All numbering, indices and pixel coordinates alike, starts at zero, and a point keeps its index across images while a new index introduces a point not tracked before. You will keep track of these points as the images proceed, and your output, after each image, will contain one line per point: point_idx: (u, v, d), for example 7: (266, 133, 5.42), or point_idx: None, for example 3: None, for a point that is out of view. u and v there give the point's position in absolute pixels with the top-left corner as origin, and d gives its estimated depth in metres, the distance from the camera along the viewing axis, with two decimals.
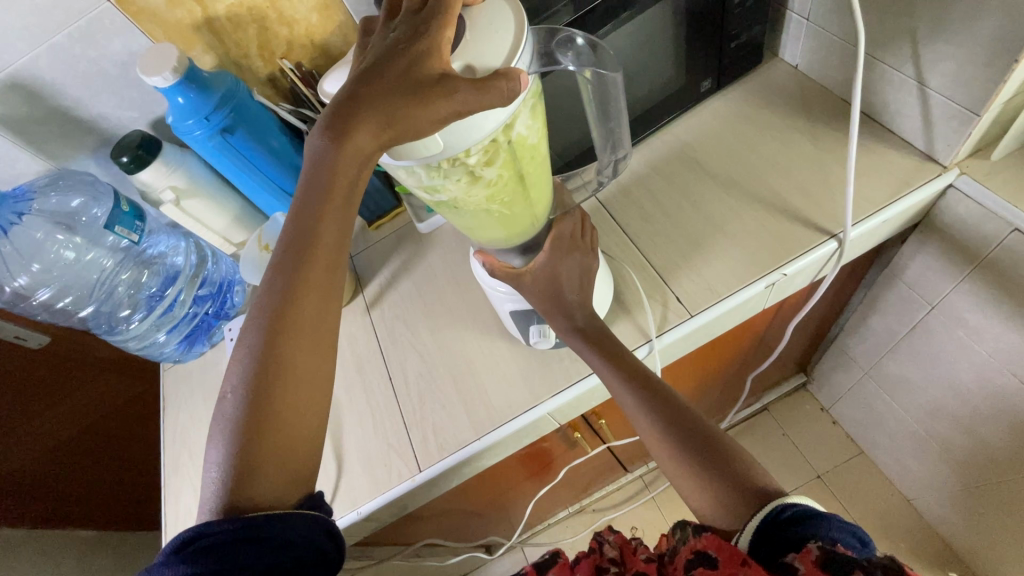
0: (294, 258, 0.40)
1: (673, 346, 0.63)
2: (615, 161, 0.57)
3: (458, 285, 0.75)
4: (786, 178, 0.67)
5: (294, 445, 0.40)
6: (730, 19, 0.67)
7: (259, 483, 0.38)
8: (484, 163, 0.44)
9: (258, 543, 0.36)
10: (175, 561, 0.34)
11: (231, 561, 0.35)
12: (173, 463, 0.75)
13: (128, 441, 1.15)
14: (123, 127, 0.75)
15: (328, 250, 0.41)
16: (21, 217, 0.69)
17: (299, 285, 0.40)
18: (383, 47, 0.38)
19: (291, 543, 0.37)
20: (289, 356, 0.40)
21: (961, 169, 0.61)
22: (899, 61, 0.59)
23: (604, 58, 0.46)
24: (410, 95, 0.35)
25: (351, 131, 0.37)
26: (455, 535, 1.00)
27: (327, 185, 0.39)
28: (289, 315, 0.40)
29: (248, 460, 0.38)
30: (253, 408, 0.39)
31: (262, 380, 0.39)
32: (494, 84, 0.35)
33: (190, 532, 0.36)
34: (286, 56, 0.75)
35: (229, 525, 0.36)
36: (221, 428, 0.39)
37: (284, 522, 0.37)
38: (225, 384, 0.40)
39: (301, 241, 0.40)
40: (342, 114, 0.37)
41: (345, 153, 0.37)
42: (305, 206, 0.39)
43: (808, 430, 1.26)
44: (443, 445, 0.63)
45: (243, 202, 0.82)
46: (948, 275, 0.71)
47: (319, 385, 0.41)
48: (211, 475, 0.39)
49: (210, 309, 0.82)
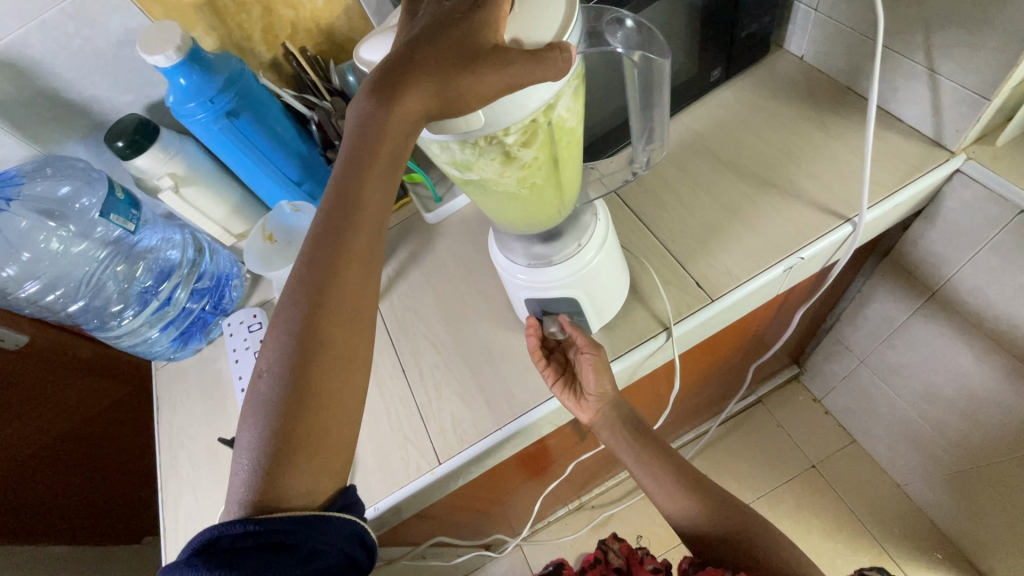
0: (331, 234, 0.35)
1: (693, 332, 0.62)
2: (650, 151, 0.54)
3: (471, 276, 0.74)
4: (799, 164, 0.68)
5: (333, 432, 0.36)
6: (742, 9, 0.68)
7: (292, 477, 0.34)
8: (521, 144, 0.39)
9: (285, 550, 0.33)
10: (199, 564, 0.31)
11: (256, 569, 0.32)
12: (169, 465, 0.71)
13: (101, 447, 1.11)
14: (116, 112, 0.71)
15: (370, 222, 0.35)
16: (8, 204, 0.65)
17: (340, 259, 0.35)
18: (436, 12, 0.33)
19: (319, 551, 0.34)
20: (330, 334, 0.35)
21: (967, 155, 0.63)
22: (909, 49, 0.60)
23: (650, 38, 0.44)
24: (467, 63, 0.31)
25: (399, 94, 0.32)
26: (461, 533, 0.98)
27: (370, 151, 0.33)
28: (330, 290, 0.35)
29: (282, 450, 0.34)
30: (289, 388, 0.35)
31: (302, 358, 0.35)
32: (548, 55, 0.31)
33: (212, 533, 0.32)
34: (290, 40, 0.73)
35: (255, 528, 0.32)
36: (254, 409, 0.35)
37: (313, 528, 0.34)
38: (260, 362, 0.36)
39: (341, 209, 0.35)
40: (388, 76, 0.32)
41: (393, 117, 0.32)
42: (347, 171, 0.34)
43: (803, 420, 1.28)
44: (462, 436, 0.62)
45: (242, 191, 0.79)
46: (949, 262, 0.73)
47: (357, 368, 0.37)
48: (242, 464, 0.35)
49: (206, 305, 0.78)
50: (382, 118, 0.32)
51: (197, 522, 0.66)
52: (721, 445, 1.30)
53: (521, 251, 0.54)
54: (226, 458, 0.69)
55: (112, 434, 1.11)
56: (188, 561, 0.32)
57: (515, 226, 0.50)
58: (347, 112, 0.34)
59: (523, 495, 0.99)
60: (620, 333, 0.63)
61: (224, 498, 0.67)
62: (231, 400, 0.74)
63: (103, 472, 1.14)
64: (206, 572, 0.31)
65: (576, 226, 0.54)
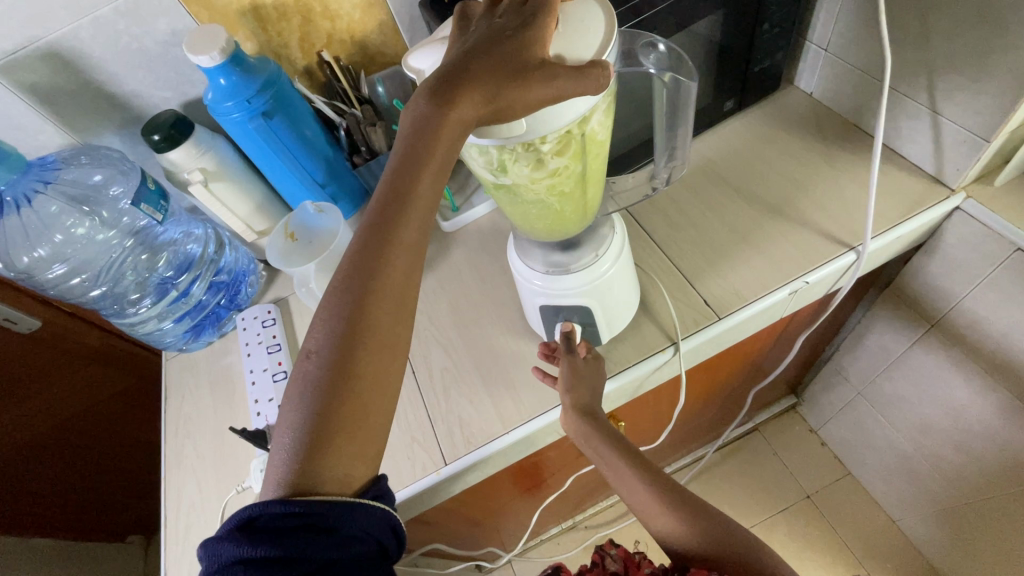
0: (382, 227, 0.37)
1: (698, 349, 0.64)
2: (671, 169, 0.57)
3: (484, 284, 0.76)
4: (806, 194, 0.71)
5: (371, 418, 0.37)
6: (758, 45, 0.72)
7: (330, 459, 0.35)
8: (555, 153, 0.41)
9: (321, 534, 0.34)
10: (241, 541, 0.33)
11: (293, 551, 0.32)
12: (174, 455, 0.71)
13: (94, 443, 1.11)
14: (154, 107, 0.74)
15: (420, 216, 0.38)
16: (46, 186, 0.67)
17: (391, 249, 0.37)
18: (487, 28, 0.36)
19: (353, 537, 0.35)
20: (377, 318, 0.37)
21: (967, 193, 0.66)
22: (914, 91, 0.64)
23: (682, 65, 0.48)
24: (518, 74, 0.34)
25: (455, 100, 0.34)
26: (456, 544, 0.98)
27: (425, 150, 0.35)
28: (380, 277, 0.37)
29: (324, 431, 0.36)
30: (333, 367, 0.36)
31: (350, 339, 0.36)
32: (590, 71, 0.33)
33: (252, 511, 0.34)
34: (325, 49, 0.77)
35: (294, 510, 0.33)
36: (299, 387, 0.37)
37: (347, 514, 0.35)
38: (308, 343, 0.37)
39: (395, 203, 0.37)
40: (445, 84, 0.34)
41: (450, 120, 0.34)
42: (402, 169, 0.36)
43: (798, 450, 1.29)
44: (469, 439, 0.63)
45: (266, 190, 0.81)
46: (947, 295, 0.75)
47: (396, 355, 0.38)
48: (284, 443, 0.36)
49: (222, 300, 0.81)
50: (439, 120, 0.34)
51: (199, 512, 0.66)
52: (716, 471, 1.30)
53: (541, 258, 0.56)
54: (232, 450, 0.70)
55: (107, 430, 1.11)
56: (231, 537, 0.33)
57: (538, 232, 0.53)
58: (404, 115, 0.36)
59: (520, 508, 1.00)
60: (628, 346, 0.65)
61: (227, 488, 0.67)
62: (240, 393, 0.75)
63: (92, 469, 1.14)
64: (248, 548, 0.33)
65: (595, 238, 0.56)
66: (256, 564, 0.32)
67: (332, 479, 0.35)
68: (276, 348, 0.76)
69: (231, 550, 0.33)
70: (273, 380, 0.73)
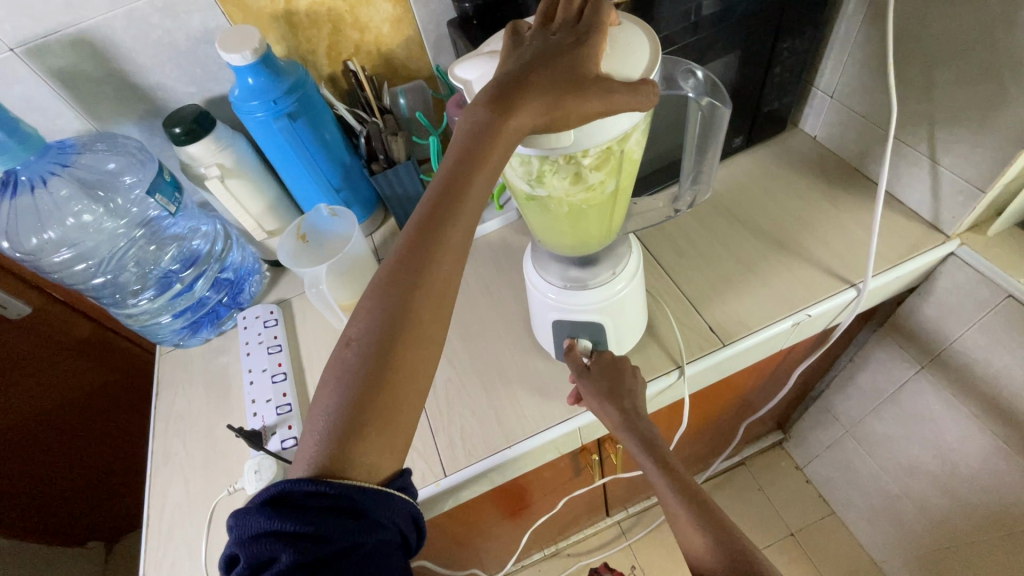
0: (431, 226, 0.38)
1: (702, 374, 0.65)
2: (694, 193, 0.59)
3: (491, 299, 0.76)
4: (810, 231, 0.73)
5: (403, 411, 0.37)
6: (769, 87, 0.75)
7: (361, 448, 0.36)
8: (593, 167, 0.43)
9: (351, 516, 0.34)
10: (270, 514, 0.33)
11: (323, 530, 0.32)
12: (163, 452, 0.69)
13: (72, 441, 1.08)
14: (178, 101, 0.74)
15: (471, 220, 0.38)
16: (62, 169, 0.67)
17: (439, 247, 0.38)
18: (543, 43, 0.38)
19: (381, 523, 0.35)
20: (418, 314, 0.38)
21: (961, 240, 0.69)
22: (914, 140, 0.67)
23: (717, 92, 0.50)
24: (574, 88, 0.35)
25: (513, 110, 0.36)
26: (440, 564, 0.96)
27: (480, 154, 0.36)
28: (426, 273, 0.38)
29: (356, 418, 0.36)
30: (370, 355, 0.37)
31: (391, 332, 0.37)
32: (646, 87, 0.36)
33: (284, 486, 0.34)
34: (351, 58, 0.79)
35: (326, 490, 0.33)
36: (337, 371, 0.37)
37: (376, 499, 0.35)
38: (349, 332, 0.38)
39: (446, 203, 0.37)
40: (505, 93, 0.36)
41: (509, 127, 0.35)
42: (456, 170, 0.37)
43: (783, 487, 1.29)
44: (471, 452, 0.63)
45: (280, 190, 0.81)
46: (939, 338, 0.77)
47: (432, 351, 0.39)
48: (316, 426, 0.36)
49: (224, 298, 0.79)
50: (500, 127, 0.35)
51: (185, 513, 0.64)
52: None
53: (557, 273, 0.57)
54: (226, 449, 0.68)
55: (86, 429, 1.09)
56: (261, 509, 0.33)
57: (564, 246, 0.54)
58: (461, 120, 0.37)
59: (508, 529, 0.98)
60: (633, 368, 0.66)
61: (215, 490, 0.65)
62: (237, 393, 0.73)
63: (67, 468, 1.10)
64: (278, 522, 0.32)
65: (611, 257, 0.57)
66: (284, 539, 0.32)
67: (361, 465, 0.35)
68: (276, 349, 0.75)
69: (260, 525, 0.33)
70: (272, 380, 0.71)
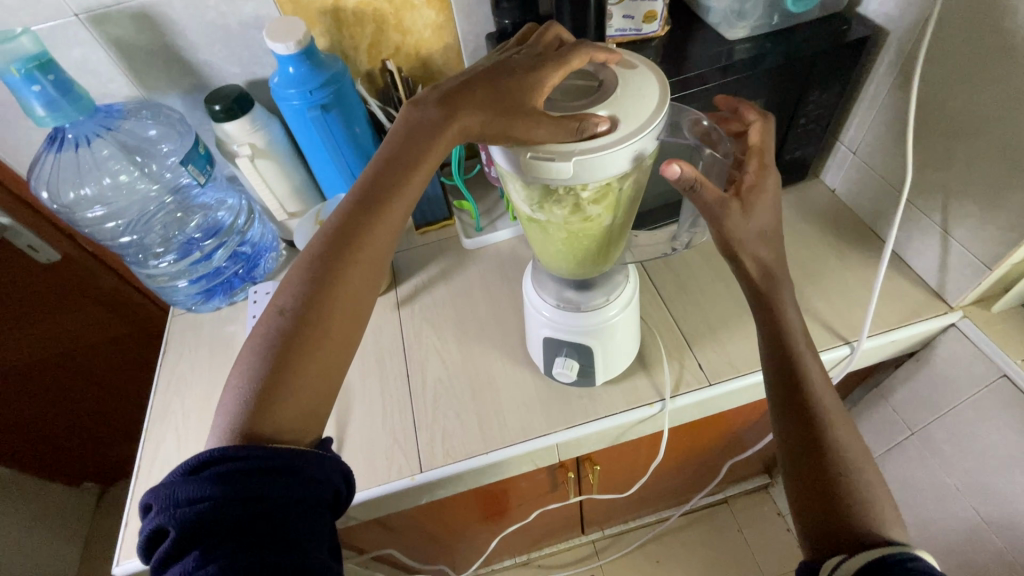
0: (367, 205, 0.44)
1: (685, 409, 0.66)
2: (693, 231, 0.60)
3: (492, 306, 0.78)
4: (814, 283, 0.74)
5: (317, 378, 0.41)
6: (791, 136, 0.76)
7: (276, 412, 0.39)
8: (592, 201, 0.45)
9: (286, 475, 0.37)
10: (206, 478, 0.34)
11: (260, 488, 0.35)
12: (162, 409, 0.73)
13: (83, 385, 1.14)
14: (222, 80, 0.78)
15: (404, 200, 0.45)
16: (105, 132, 0.70)
17: (371, 225, 0.44)
18: (499, 62, 0.46)
19: (307, 481, 0.38)
20: (343, 287, 0.42)
21: (964, 313, 0.69)
22: (929, 207, 0.68)
23: (717, 139, 0.52)
24: (530, 109, 0.42)
25: (457, 113, 0.44)
26: (410, 556, 0.98)
27: (422, 146, 0.44)
28: (354, 247, 0.43)
29: (275, 380, 0.40)
30: (295, 318, 0.41)
31: (314, 302, 0.42)
32: (569, 121, 0.41)
33: (218, 452, 0.36)
34: (390, 58, 0.82)
35: (262, 450, 0.36)
36: (259, 336, 0.41)
37: (309, 458, 0.39)
38: (277, 303, 0.42)
39: (384, 186, 0.44)
40: (452, 99, 0.45)
41: (446, 123, 0.44)
42: (397, 158, 0.45)
43: (763, 531, 1.29)
44: (449, 452, 0.65)
45: (306, 175, 0.84)
46: (932, 407, 0.77)
47: (352, 323, 0.43)
48: (239, 386, 0.40)
49: (239, 270, 0.83)
50: (437, 121, 0.44)
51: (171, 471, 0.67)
52: (677, 535, 1.31)
53: (554, 292, 0.59)
54: None
55: (98, 375, 1.14)
56: (193, 478, 0.35)
57: (559, 268, 0.56)
58: (397, 117, 0.46)
59: (481, 532, 1.00)
60: (617, 393, 0.67)
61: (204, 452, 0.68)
62: None
63: (75, 409, 1.16)
64: (214, 485, 0.34)
65: (607, 284, 0.59)
66: (221, 499, 0.34)
67: (278, 423, 0.39)
68: None
69: (185, 494, 0.34)
70: None
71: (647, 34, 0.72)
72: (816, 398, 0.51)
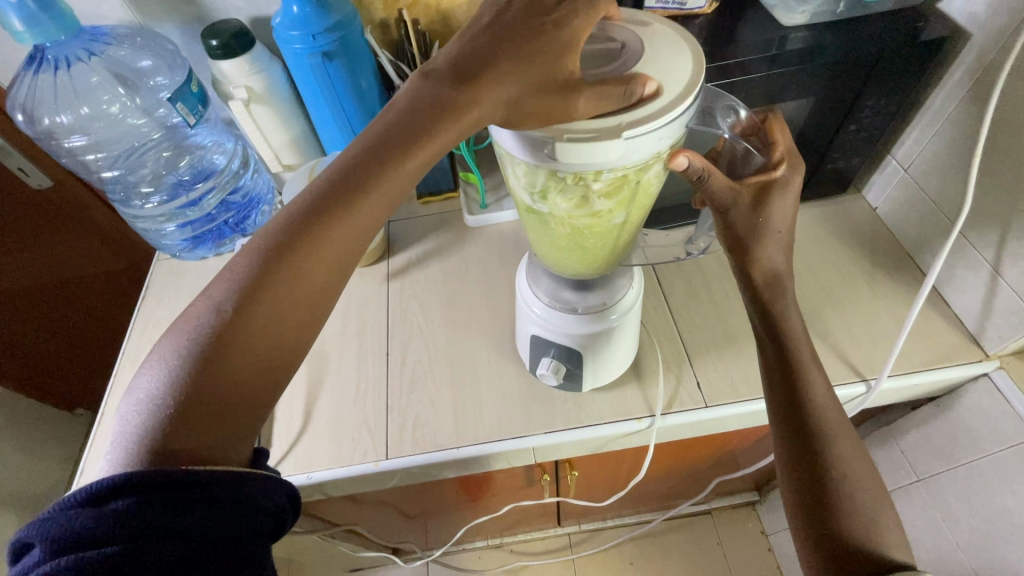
0: (334, 196, 0.37)
1: (676, 428, 0.61)
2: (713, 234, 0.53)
3: (485, 290, 0.74)
4: (837, 309, 0.67)
5: (242, 393, 0.35)
6: (838, 143, 0.69)
7: (182, 432, 0.32)
8: (603, 193, 0.40)
9: (215, 506, 0.31)
10: (114, 514, 0.28)
11: (181, 526, 0.29)
12: (132, 357, 0.70)
13: (74, 316, 1.12)
14: (223, 12, 0.72)
15: (382, 195, 0.38)
16: (90, 57, 0.66)
17: (331, 219, 0.37)
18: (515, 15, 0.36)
19: (246, 510, 0.32)
20: (287, 288, 0.36)
21: (1000, 362, 0.62)
22: (982, 242, 0.60)
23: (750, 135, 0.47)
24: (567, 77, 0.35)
25: (476, 88, 0.36)
26: (379, 531, 0.96)
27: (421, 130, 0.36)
28: (308, 243, 0.37)
29: (190, 390, 0.33)
30: (235, 320, 0.35)
31: (251, 302, 0.35)
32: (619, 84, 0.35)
33: (130, 479, 0.29)
34: (407, 8, 0.75)
35: (187, 479, 0.30)
36: (188, 332, 0.35)
37: (245, 482, 0.33)
38: (215, 298, 0.36)
39: (357, 175, 0.37)
40: (469, 70, 0.36)
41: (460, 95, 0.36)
42: (380, 141, 0.37)
43: (743, 547, 1.25)
44: (418, 441, 0.61)
45: (306, 126, 0.79)
46: (946, 457, 0.70)
47: (296, 330, 0.37)
48: (152, 390, 0.33)
49: (229, 219, 0.78)
50: (444, 94, 0.36)
51: None
52: (655, 539, 1.28)
53: (548, 289, 0.54)
54: None
55: (89, 307, 1.13)
56: (98, 513, 0.28)
57: (556, 263, 0.50)
58: (405, 86, 0.38)
59: (453, 516, 0.98)
60: (605, 402, 0.62)
61: None
62: None
63: (65, 339, 1.15)
64: (124, 525, 0.28)
65: (606, 286, 0.54)
66: (131, 541, 0.28)
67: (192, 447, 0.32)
68: None
69: (84, 532, 0.28)
70: None
71: (690, 10, 0.64)
72: (830, 443, 0.45)
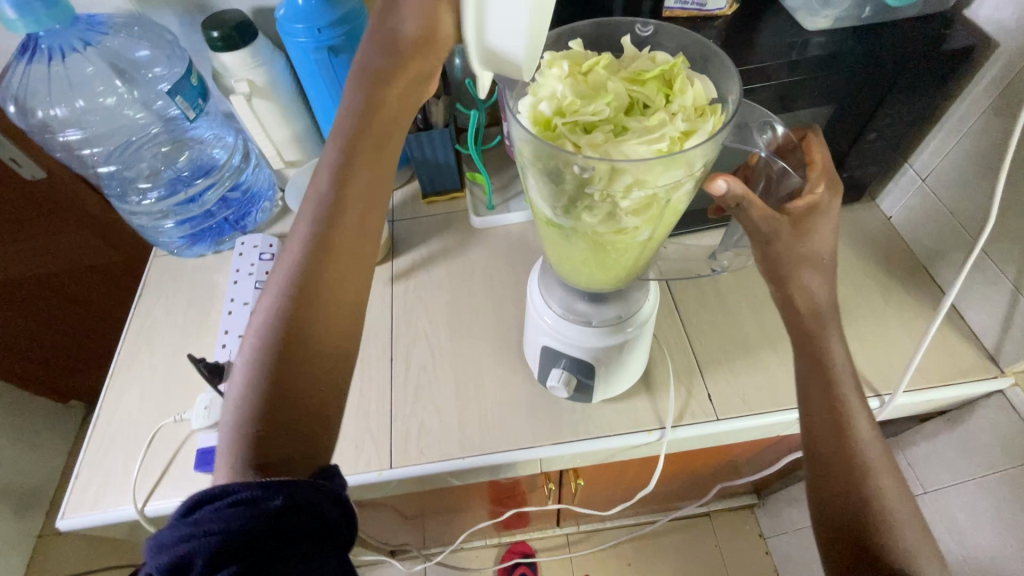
0: (322, 212, 0.40)
1: (685, 441, 0.60)
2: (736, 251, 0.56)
3: (492, 294, 0.72)
4: (851, 321, 0.66)
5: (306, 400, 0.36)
6: (856, 151, 0.67)
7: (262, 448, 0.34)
8: (632, 211, 0.38)
9: (282, 520, 0.31)
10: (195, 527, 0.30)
11: (248, 537, 0.30)
12: (128, 357, 0.68)
13: (67, 308, 1.10)
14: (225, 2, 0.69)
15: (360, 203, 0.41)
16: (85, 47, 0.63)
17: (330, 232, 0.39)
18: None
19: (316, 531, 0.32)
20: (322, 296, 0.38)
21: (1015, 379, 0.61)
22: (1003, 258, 0.59)
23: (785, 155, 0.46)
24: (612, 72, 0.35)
25: None
26: (377, 533, 0.95)
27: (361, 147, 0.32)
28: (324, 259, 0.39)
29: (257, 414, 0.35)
30: (290, 341, 0.36)
31: (294, 319, 0.37)
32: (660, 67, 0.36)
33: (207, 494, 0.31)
34: None
35: (249, 495, 0.31)
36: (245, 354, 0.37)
37: (308, 501, 0.32)
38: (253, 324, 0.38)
39: (334, 195, 0.40)
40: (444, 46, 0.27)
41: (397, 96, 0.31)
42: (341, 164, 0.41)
43: (740, 549, 1.25)
44: (423, 451, 0.59)
45: (309, 122, 0.77)
46: (954, 471, 0.70)
47: (348, 326, 0.40)
48: (227, 426, 0.35)
49: (229, 216, 0.76)
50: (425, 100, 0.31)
51: (126, 428, 0.62)
52: (652, 539, 1.28)
53: (562, 300, 0.52)
54: (184, 377, 0.66)
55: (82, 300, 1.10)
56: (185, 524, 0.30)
57: (574, 276, 0.49)
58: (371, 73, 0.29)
59: (452, 518, 0.97)
60: (614, 413, 0.61)
61: (163, 411, 0.63)
62: (213, 317, 0.71)
63: (57, 331, 1.13)
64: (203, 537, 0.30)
65: (622, 299, 0.52)
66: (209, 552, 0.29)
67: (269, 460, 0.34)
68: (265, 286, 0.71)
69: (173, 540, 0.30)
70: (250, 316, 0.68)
71: (710, 11, 0.62)
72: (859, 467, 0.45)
